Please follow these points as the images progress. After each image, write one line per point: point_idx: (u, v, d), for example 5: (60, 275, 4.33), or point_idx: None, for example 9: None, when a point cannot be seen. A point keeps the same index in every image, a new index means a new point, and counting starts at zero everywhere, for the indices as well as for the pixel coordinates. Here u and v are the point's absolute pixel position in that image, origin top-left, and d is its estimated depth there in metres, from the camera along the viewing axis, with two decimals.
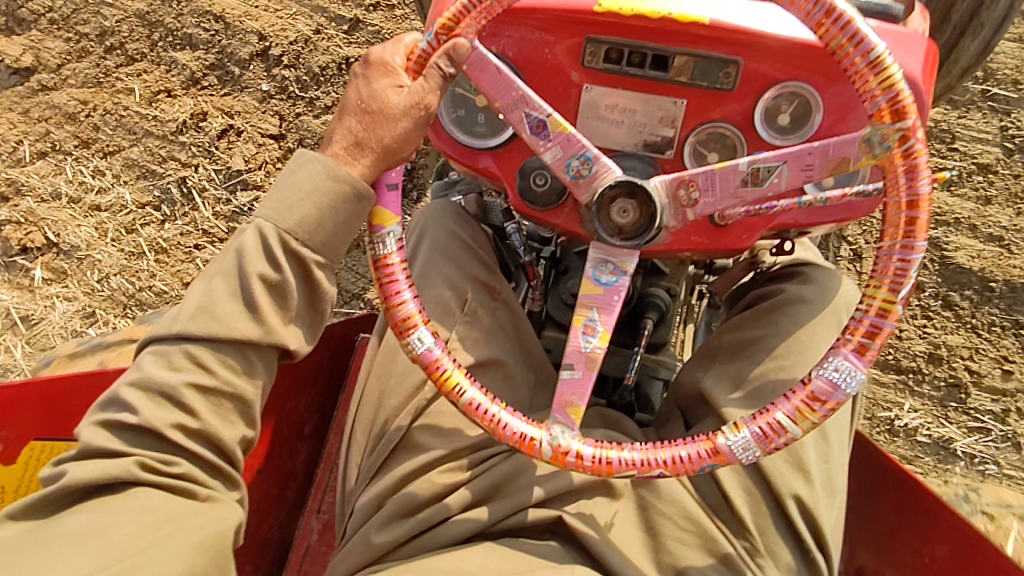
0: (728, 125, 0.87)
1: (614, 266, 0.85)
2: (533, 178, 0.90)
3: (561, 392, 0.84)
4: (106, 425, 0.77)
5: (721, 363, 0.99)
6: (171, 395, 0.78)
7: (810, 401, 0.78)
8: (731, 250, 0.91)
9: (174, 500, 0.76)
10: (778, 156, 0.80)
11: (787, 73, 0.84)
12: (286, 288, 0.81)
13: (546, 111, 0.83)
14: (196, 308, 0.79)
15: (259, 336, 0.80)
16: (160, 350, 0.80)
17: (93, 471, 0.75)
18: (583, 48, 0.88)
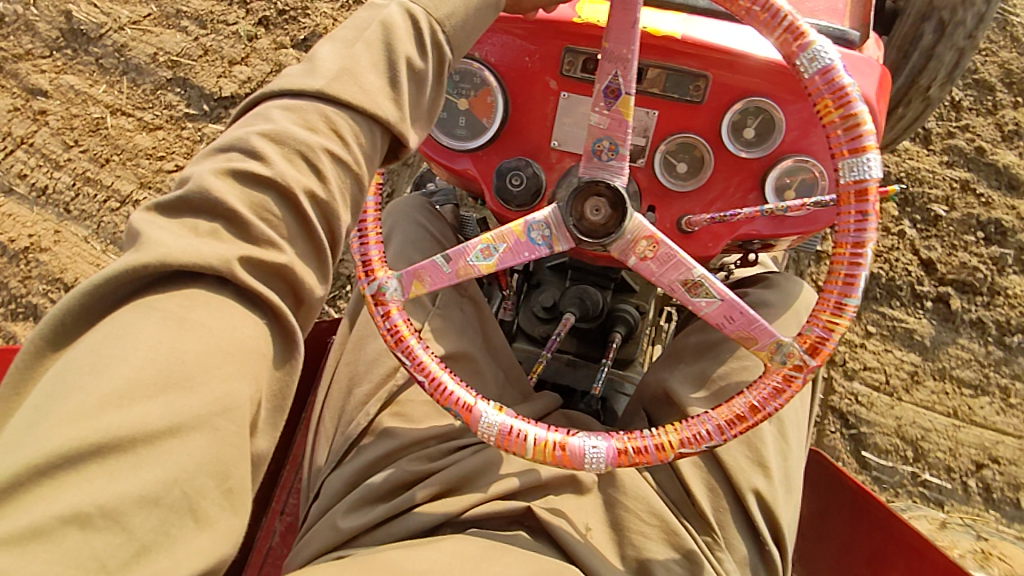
0: (697, 136, 0.91)
1: (548, 230, 0.84)
2: (509, 178, 0.93)
3: (422, 266, 0.87)
4: (228, 173, 0.60)
5: (687, 363, 1.00)
6: (302, 153, 0.63)
7: (559, 446, 0.79)
8: (698, 257, 0.96)
9: (249, 326, 0.58)
10: (723, 292, 0.80)
11: (753, 88, 0.88)
12: (425, 80, 0.71)
13: (629, 88, 0.80)
14: (337, 68, 0.66)
15: (395, 120, 0.68)
16: (291, 106, 0.65)
17: (180, 253, 0.55)
18: (562, 57, 0.92)
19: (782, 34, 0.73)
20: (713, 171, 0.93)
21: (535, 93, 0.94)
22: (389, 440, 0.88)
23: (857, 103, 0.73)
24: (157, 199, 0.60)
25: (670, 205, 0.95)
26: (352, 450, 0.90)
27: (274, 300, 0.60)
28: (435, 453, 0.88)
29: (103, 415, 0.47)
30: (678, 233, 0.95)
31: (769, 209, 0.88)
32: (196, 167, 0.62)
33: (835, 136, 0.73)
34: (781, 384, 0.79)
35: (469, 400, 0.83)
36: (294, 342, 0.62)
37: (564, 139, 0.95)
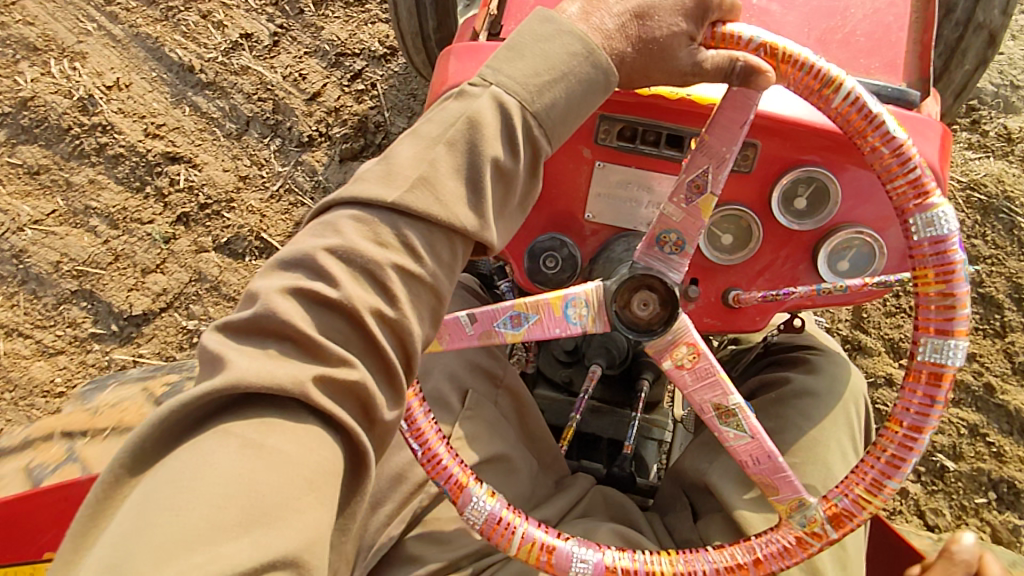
0: (744, 208, 0.85)
1: (587, 310, 0.76)
2: (542, 259, 0.87)
3: (446, 325, 0.79)
4: (293, 289, 0.56)
5: (727, 454, 0.93)
6: (369, 270, 0.58)
7: (545, 551, 0.73)
8: (745, 330, 0.91)
9: (327, 449, 0.55)
10: (756, 430, 0.75)
11: (806, 157, 0.82)
12: (514, 178, 0.64)
13: (716, 188, 0.75)
14: (415, 176, 0.60)
15: (475, 230, 0.62)
16: (362, 216, 0.60)
17: (254, 378, 0.53)
18: (596, 125, 0.84)
19: (874, 140, 0.69)
20: (761, 243, 0.86)
21: (567, 163, 0.87)
22: (415, 565, 0.79)
23: (962, 282, 0.66)
24: (223, 318, 0.57)
25: (714, 278, 0.89)
26: (375, 570, 0.81)
27: (348, 422, 0.56)
28: (470, 573, 0.78)
29: (189, 558, 0.46)
30: (725, 307, 0.89)
31: (825, 288, 0.82)
32: (262, 281, 0.59)
33: (919, 249, 0.67)
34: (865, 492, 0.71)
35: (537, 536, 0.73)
36: (364, 464, 0.59)
37: (599, 211, 0.88)
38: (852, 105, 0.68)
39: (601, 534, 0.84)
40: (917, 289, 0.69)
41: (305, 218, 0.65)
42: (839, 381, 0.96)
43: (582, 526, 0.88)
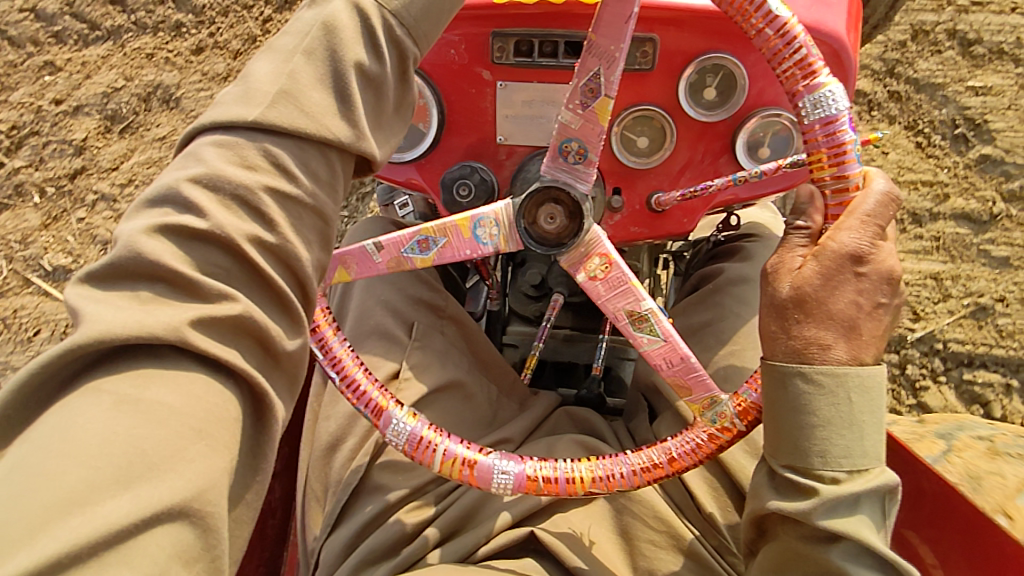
0: (654, 107, 0.82)
1: (498, 229, 0.75)
2: (456, 190, 0.86)
3: (347, 252, 0.77)
4: (160, 228, 0.54)
5: None
6: (244, 198, 0.57)
7: (466, 466, 0.73)
8: (673, 235, 0.89)
9: (215, 394, 0.52)
10: (667, 334, 0.74)
11: (709, 42, 0.79)
12: (383, 84, 0.64)
13: (610, 90, 0.72)
14: (275, 91, 0.59)
15: (349, 139, 0.62)
16: (227, 142, 0.58)
17: (119, 329, 0.50)
18: (491, 44, 0.82)
19: (759, 24, 0.62)
20: (676, 141, 0.84)
21: (468, 87, 0.85)
22: (382, 494, 0.83)
23: (854, 163, 0.62)
24: (87, 268, 0.54)
25: (635, 185, 0.87)
26: (346, 511, 0.84)
27: (241, 364, 0.54)
28: (436, 497, 0.84)
29: (65, 523, 0.43)
30: (649, 213, 0.87)
31: (741, 176, 0.80)
32: (129, 223, 0.56)
33: (811, 133, 0.63)
34: (706, 442, 0.72)
35: (378, 398, 0.75)
36: (267, 409, 0.57)
37: (508, 133, 0.86)
38: None
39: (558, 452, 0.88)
40: (811, 174, 0.64)
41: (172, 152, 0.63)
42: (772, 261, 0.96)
43: (543, 443, 0.91)
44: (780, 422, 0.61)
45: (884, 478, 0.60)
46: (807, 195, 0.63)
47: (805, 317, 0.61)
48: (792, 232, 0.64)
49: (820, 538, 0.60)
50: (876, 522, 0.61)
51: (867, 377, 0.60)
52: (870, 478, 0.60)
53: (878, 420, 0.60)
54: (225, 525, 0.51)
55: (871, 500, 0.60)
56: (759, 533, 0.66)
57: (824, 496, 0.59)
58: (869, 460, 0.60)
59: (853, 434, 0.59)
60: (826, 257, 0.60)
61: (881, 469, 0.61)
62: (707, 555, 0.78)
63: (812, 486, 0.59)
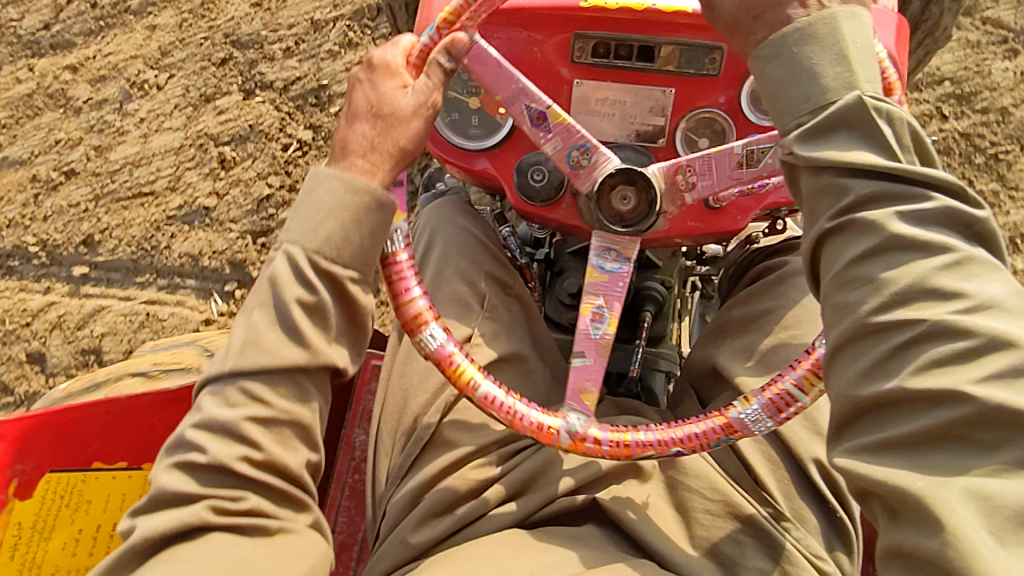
0: (717, 110, 0.90)
1: (617, 252, 0.84)
2: (531, 174, 0.93)
3: (575, 379, 0.83)
4: (175, 467, 0.67)
5: (732, 337, 0.97)
6: (230, 431, 0.67)
7: (791, 392, 0.78)
8: (728, 232, 0.95)
9: (234, 544, 0.65)
10: (774, 138, 0.83)
11: None
12: (328, 311, 0.70)
13: (547, 105, 0.83)
14: (241, 343, 0.69)
15: (307, 361, 0.69)
16: (214, 388, 0.69)
17: (162, 527, 0.64)
18: (572, 44, 0.90)
19: None
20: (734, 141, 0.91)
21: (546, 83, 0.92)
22: (449, 450, 0.86)
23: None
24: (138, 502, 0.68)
25: None
26: (412, 468, 0.87)
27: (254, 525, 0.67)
28: (498, 459, 0.85)
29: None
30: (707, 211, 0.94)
31: None
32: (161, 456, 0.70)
33: None
34: None
35: (468, 370, 0.80)
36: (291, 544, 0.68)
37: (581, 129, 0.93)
38: None
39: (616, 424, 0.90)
40: None
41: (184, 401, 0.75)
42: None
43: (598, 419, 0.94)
44: (767, 104, 0.68)
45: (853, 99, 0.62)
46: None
47: None
48: None
49: (817, 172, 0.63)
50: (879, 138, 0.61)
51: (820, 19, 0.65)
52: (836, 105, 0.62)
53: (842, 52, 0.64)
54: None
55: (850, 121, 0.62)
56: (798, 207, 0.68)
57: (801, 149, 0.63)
58: (831, 94, 0.63)
59: (807, 78, 0.64)
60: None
61: (851, 91, 0.63)
62: (763, 520, 0.79)
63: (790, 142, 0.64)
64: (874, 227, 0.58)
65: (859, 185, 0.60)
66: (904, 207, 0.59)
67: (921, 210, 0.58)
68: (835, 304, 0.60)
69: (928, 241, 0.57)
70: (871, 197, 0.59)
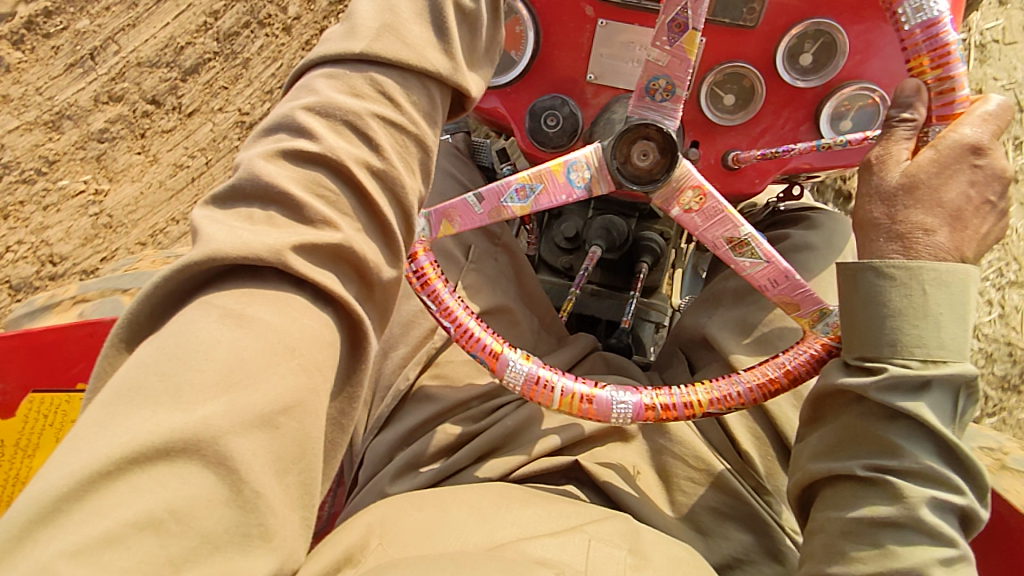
0: (748, 65, 0.84)
1: (589, 172, 0.78)
2: (544, 119, 0.87)
3: (452, 205, 0.78)
4: (277, 155, 0.53)
5: (725, 309, 0.98)
6: (352, 123, 0.56)
7: (658, 404, 0.76)
8: (742, 193, 0.91)
9: (314, 318, 0.51)
10: (769, 255, 0.78)
11: (814, 9, 0.80)
12: (477, 20, 0.64)
13: (698, 22, 0.73)
14: (379, 25, 0.59)
15: (449, 72, 0.62)
16: (336, 74, 0.58)
17: (230, 247, 0.48)
18: None
19: None
20: (763, 102, 0.86)
21: (568, 21, 0.87)
22: (430, 404, 0.85)
23: (958, 63, 0.63)
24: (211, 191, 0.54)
25: (714, 140, 0.89)
26: (393, 416, 0.87)
27: (338, 290, 0.52)
28: (479, 414, 0.86)
29: (168, 415, 0.41)
30: (724, 169, 0.89)
31: (825, 143, 0.82)
32: (247, 153, 0.56)
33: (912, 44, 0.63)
34: (819, 351, 0.75)
35: (445, 296, 0.78)
36: (362, 336, 0.55)
37: (601, 72, 0.88)
38: None
39: None
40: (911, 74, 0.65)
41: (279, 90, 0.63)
42: (836, 235, 0.99)
43: None
44: (861, 317, 0.63)
45: (963, 368, 0.61)
46: (913, 87, 0.63)
47: (913, 203, 0.62)
48: (898, 123, 0.64)
49: (883, 415, 0.61)
50: (950, 411, 0.61)
51: (945, 272, 0.61)
52: (943, 368, 0.60)
53: (956, 314, 0.61)
54: (320, 437, 0.50)
55: (946, 386, 0.61)
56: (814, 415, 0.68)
57: (888, 373, 0.60)
58: (946, 352, 0.60)
59: (929, 324, 0.60)
60: (943, 151, 0.62)
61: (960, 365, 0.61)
62: (745, 493, 0.80)
63: (880, 366, 0.61)
64: (904, 499, 0.59)
65: (913, 457, 0.60)
66: (940, 491, 0.60)
67: (947, 499, 0.60)
68: (833, 545, 0.62)
69: (942, 530, 0.59)
70: (916, 470, 0.60)
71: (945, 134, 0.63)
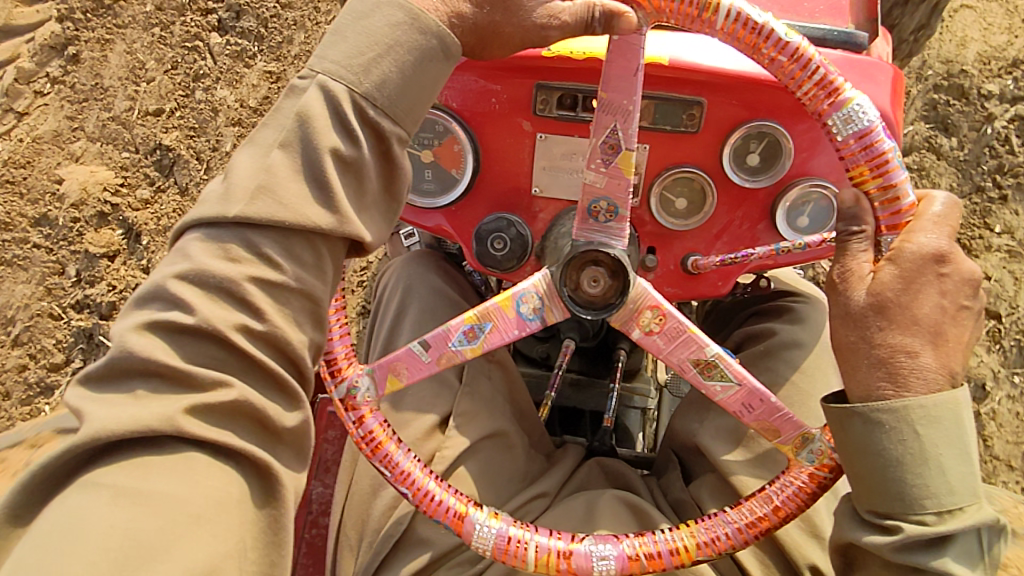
0: (695, 168, 0.81)
1: (540, 301, 0.73)
2: (491, 242, 0.84)
3: (398, 357, 0.73)
4: (159, 328, 0.55)
5: (716, 413, 0.92)
6: (227, 290, 0.56)
7: (754, 523, 0.71)
8: (706, 297, 0.87)
9: (214, 477, 0.55)
10: (741, 376, 0.72)
11: (752, 111, 0.78)
12: (363, 168, 0.59)
13: (631, 143, 0.71)
14: (255, 186, 0.57)
15: (332, 226, 0.58)
16: (212, 234, 0.58)
17: (115, 426, 0.53)
18: (533, 96, 0.81)
19: (771, 52, 0.64)
20: (716, 205, 0.83)
21: (507, 137, 0.83)
22: (421, 554, 0.79)
23: (898, 171, 0.64)
24: (88, 367, 0.56)
25: (670, 246, 0.85)
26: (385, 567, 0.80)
27: (233, 444, 0.56)
28: (478, 557, 0.79)
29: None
30: (684, 274, 0.85)
31: (785, 246, 0.79)
32: (123, 321, 0.57)
33: (849, 150, 0.64)
34: (806, 483, 0.71)
35: (455, 505, 0.71)
36: (269, 475, 0.59)
37: (546, 184, 0.85)
38: (737, 23, 0.63)
39: (602, 509, 0.82)
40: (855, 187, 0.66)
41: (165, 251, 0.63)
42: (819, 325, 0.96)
43: (582, 499, 0.85)
44: (863, 468, 0.62)
45: (980, 511, 0.60)
46: (854, 199, 0.64)
47: (888, 324, 0.61)
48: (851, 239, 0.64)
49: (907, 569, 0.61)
50: (971, 553, 0.61)
51: (939, 410, 0.59)
52: (959, 517, 0.59)
53: (958, 452, 0.60)
54: None
55: (965, 533, 0.60)
56: (846, 563, 0.67)
57: (904, 533, 0.60)
58: (957, 498, 0.59)
59: (932, 473, 0.59)
60: (904, 265, 0.61)
61: (972, 502, 0.60)
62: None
63: (896, 524, 0.60)
64: None
65: None
66: None
67: None
68: None
69: None
70: None
71: (901, 246, 0.62)
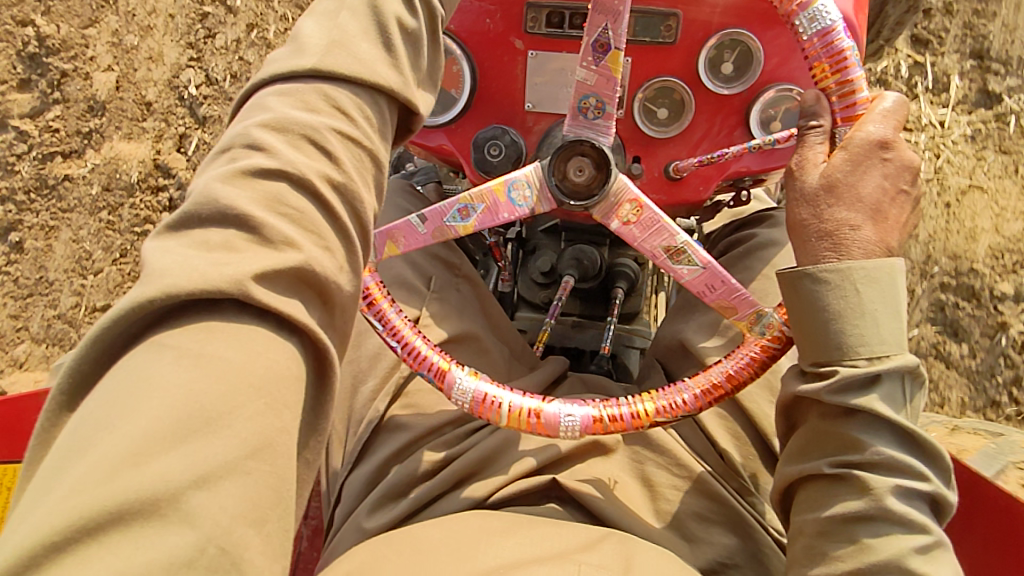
0: (675, 78, 0.88)
1: (530, 190, 0.80)
2: (487, 149, 0.91)
3: (395, 226, 0.81)
4: (238, 175, 0.52)
5: (698, 314, 0.99)
6: (310, 137, 0.56)
7: (709, 388, 0.77)
8: (690, 203, 0.94)
9: (278, 351, 0.49)
10: (705, 261, 0.79)
11: (726, 21, 0.85)
12: (420, 39, 0.66)
13: (619, 42, 0.78)
14: (327, 42, 0.61)
15: (398, 85, 0.63)
16: (289, 90, 0.59)
17: (185, 281, 0.46)
18: (524, 15, 0.88)
19: None
20: (695, 112, 0.89)
21: (502, 55, 0.91)
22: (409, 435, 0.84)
23: (855, 68, 0.69)
24: (158, 223, 0.52)
25: (655, 154, 0.92)
26: (369, 447, 0.86)
27: (303, 318, 0.51)
28: (454, 439, 0.85)
29: (128, 473, 0.40)
30: (667, 181, 0.92)
31: (757, 143, 0.84)
32: (201, 179, 0.54)
33: (813, 50, 0.70)
34: (758, 353, 0.77)
35: (439, 361, 0.79)
36: (326, 361, 0.54)
37: (538, 99, 0.92)
38: None
39: None
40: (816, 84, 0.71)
41: (228, 115, 0.64)
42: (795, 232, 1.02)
43: None
44: (807, 324, 0.66)
45: (905, 359, 0.64)
46: (814, 97, 0.70)
47: (835, 202, 0.67)
48: (808, 131, 0.70)
49: (840, 414, 0.65)
50: (899, 405, 0.64)
51: (875, 270, 0.64)
52: (888, 362, 0.63)
53: (892, 308, 0.64)
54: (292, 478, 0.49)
55: (895, 379, 0.64)
56: (790, 424, 0.72)
57: (839, 375, 0.63)
58: (888, 346, 0.64)
59: (870, 323, 0.63)
60: (854, 150, 0.67)
61: (900, 355, 0.64)
62: (725, 494, 0.80)
63: (832, 369, 0.64)
64: (872, 492, 0.62)
65: (876, 452, 0.63)
66: (908, 478, 0.63)
67: (914, 486, 0.62)
68: (814, 547, 0.64)
69: (915, 518, 0.61)
70: (881, 461, 0.63)
71: (852, 136, 0.68)
